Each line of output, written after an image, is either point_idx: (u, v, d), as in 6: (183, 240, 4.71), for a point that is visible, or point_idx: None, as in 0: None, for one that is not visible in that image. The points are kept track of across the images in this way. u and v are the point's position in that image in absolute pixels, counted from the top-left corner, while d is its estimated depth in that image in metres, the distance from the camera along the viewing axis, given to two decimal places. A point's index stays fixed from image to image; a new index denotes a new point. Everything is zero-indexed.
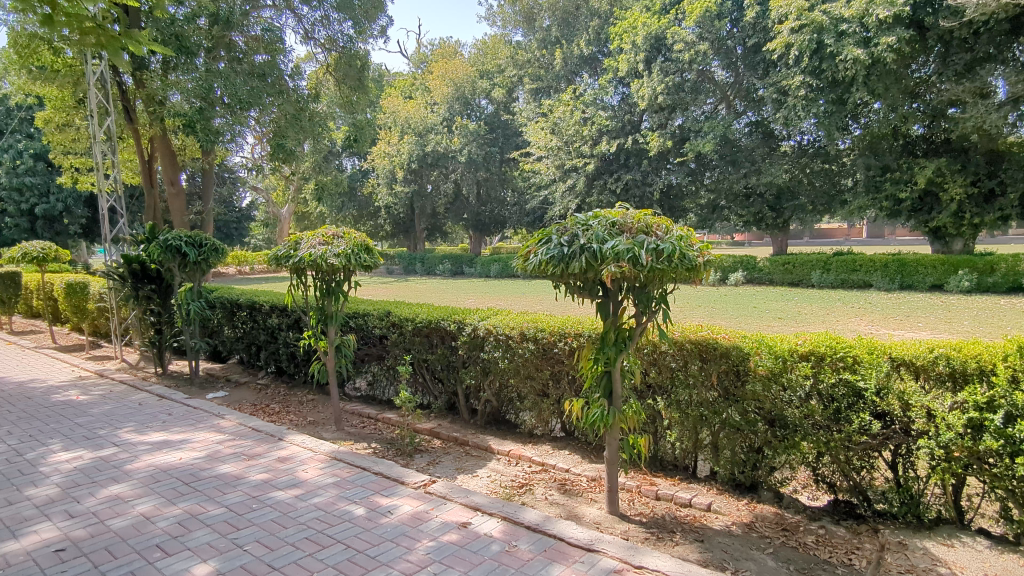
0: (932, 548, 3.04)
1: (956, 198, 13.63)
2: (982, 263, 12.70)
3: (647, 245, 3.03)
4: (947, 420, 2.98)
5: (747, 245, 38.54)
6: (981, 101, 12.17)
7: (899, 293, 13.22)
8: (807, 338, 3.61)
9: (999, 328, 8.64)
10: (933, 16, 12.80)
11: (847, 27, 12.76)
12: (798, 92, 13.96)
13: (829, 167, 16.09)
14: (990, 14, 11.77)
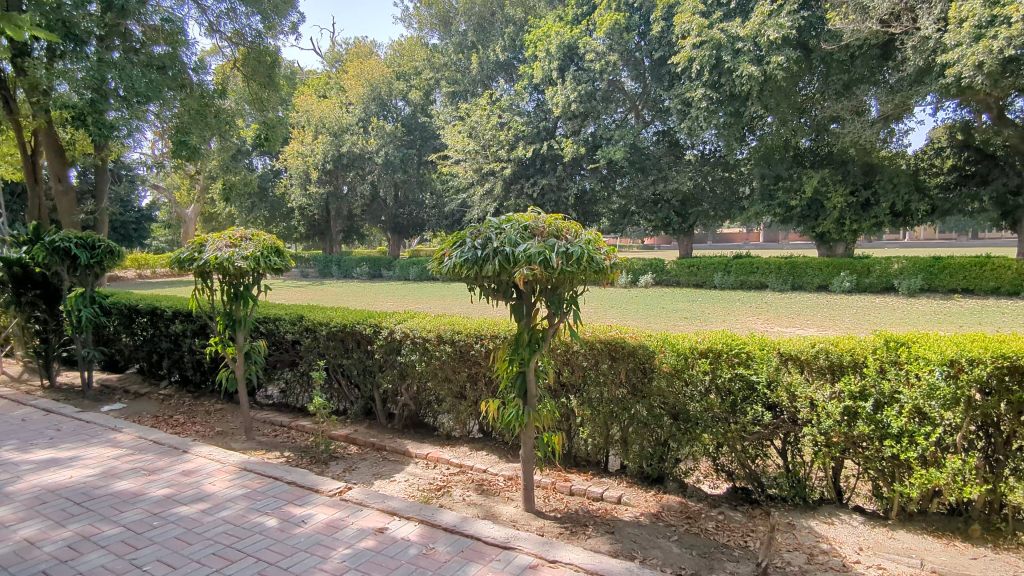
0: (816, 527, 3.32)
1: (838, 207, 14.90)
2: (861, 266, 14.01)
3: (558, 248, 3.13)
4: (827, 409, 3.26)
5: (656, 249, 40.33)
6: (857, 118, 13.31)
7: (791, 293, 14.27)
8: (705, 336, 3.83)
9: (871, 324, 9.57)
10: (816, 39, 13.96)
11: (742, 45, 13.57)
12: (700, 103, 14.73)
13: (728, 176, 17.17)
14: (865, 40, 12.99)
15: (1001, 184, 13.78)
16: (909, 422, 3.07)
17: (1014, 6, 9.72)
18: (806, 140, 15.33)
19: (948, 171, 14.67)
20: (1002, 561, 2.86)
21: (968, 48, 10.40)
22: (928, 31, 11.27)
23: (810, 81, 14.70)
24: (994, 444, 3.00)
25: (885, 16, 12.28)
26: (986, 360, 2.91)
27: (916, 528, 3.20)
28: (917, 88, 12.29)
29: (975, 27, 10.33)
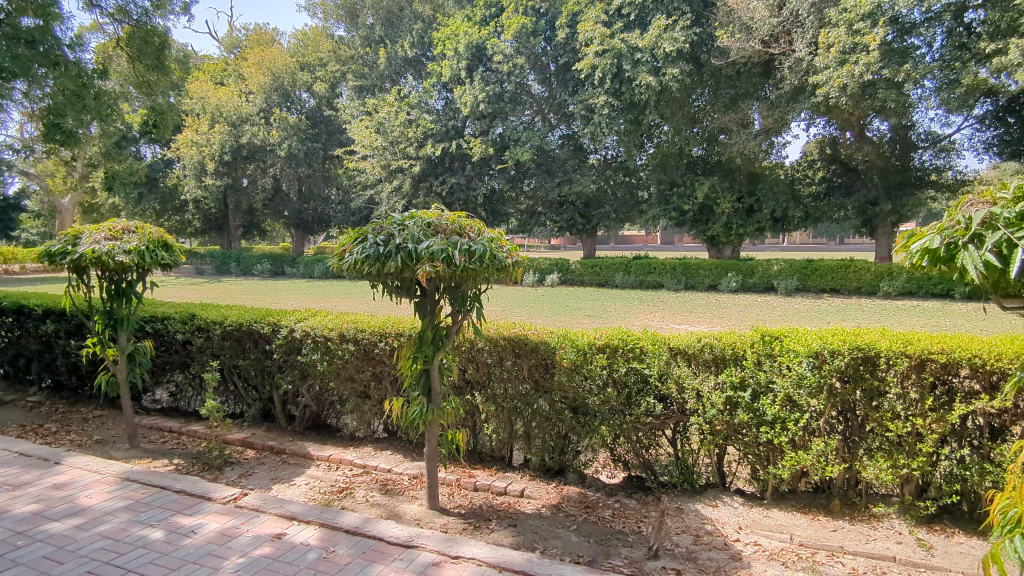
0: (702, 509, 3.56)
1: (726, 212, 15.97)
2: (745, 268, 15.14)
3: (461, 246, 3.15)
4: (710, 399, 3.50)
5: (562, 249, 41.25)
6: (743, 130, 14.28)
7: (685, 292, 15.09)
8: (603, 331, 3.98)
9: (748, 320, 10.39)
10: (707, 54, 14.91)
11: (640, 56, 14.19)
12: (603, 110, 15.17)
13: (629, 180, 17.94)
14: (749, 58, 14.07)
15: (862, 196, 15.18)
16: (782, 409, 3.35)
17: (872, 35, 10.87)
18: (697, 149, 16.43)
19: (818, 181, 16.06)
20: (856, 531, 3.21)
21: (835, 70, 11.48)
22: (802, 53, 12.36)
23: (701, 94, 15.79)
24: (850, 427, 3.32)
25: (766, 37, 13.34)
26: (844, 351, 3.23)
27: (787, 506, 3.51)
28: (793, 105, 13.37)
29: (839, 53, 11.45)
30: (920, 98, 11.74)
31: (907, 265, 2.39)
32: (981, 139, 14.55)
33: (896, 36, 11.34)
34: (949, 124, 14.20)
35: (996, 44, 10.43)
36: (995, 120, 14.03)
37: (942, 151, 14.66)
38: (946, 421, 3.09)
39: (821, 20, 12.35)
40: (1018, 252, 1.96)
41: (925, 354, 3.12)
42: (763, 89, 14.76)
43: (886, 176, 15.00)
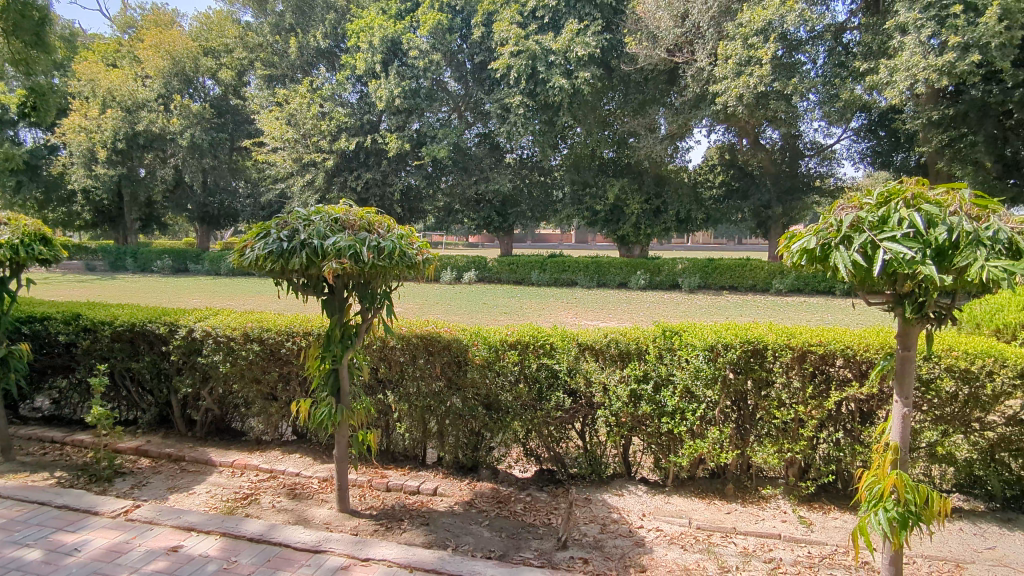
0: (608, 499, 3.69)
1: (635, 212, 16.57)
2: (653, 266, 15.75)
3: (369, 242, 3.09)
4: (616, 392, 3.63)
5: (480, 247, 41.28)
6: (650, 134, 14.89)
7: (597, 290, 15.51)
8: (514, 329, 4.02)
9: (653, 316, 10.85)
10: (617, 60, 15.44)
11: (554, 58, 14.44)
12: (518, 109, 15.20)
13: (544, 180, 18.21)
14: (656, 65, 14.71)
15: (757, 199, 16.31)
16: (681, 400, 3.54)
17: (764, 49, 11.61)
18: (608, 151, 17.03)
19: (717, 185, 17.33)
20: (747, 512, 3.43)
21: (733, 81, 12.15)
22: (704, 63, 13.03)
23: (612, 98, 16.30)
24: (743, 415, 3.54)
25: (671, 46, 13.96)
26: (736, 344, 3.44)
27: (687, 492, 3.70)
28: (695, 112, 14.05)
29: (737, 64, 12.14)
30: (806, 109, 12.64)
31: (788, 264, 2.56)
32: (858, 151, 15.95)
33: (785, 51, 12.36)
34: (830, 135, 15.38)
35: (870, 64, 11.42)
36: (869, 133, 15.37)
37: (825, 159, 16.01)
38: (824, 407, 3.36)
39: (720, 32, 13.06)
40: (880, 252, 2.15)
41: (806, 346, 3.38)
42: (669, 96, 15.51)
43: (777, 180, 16.05)
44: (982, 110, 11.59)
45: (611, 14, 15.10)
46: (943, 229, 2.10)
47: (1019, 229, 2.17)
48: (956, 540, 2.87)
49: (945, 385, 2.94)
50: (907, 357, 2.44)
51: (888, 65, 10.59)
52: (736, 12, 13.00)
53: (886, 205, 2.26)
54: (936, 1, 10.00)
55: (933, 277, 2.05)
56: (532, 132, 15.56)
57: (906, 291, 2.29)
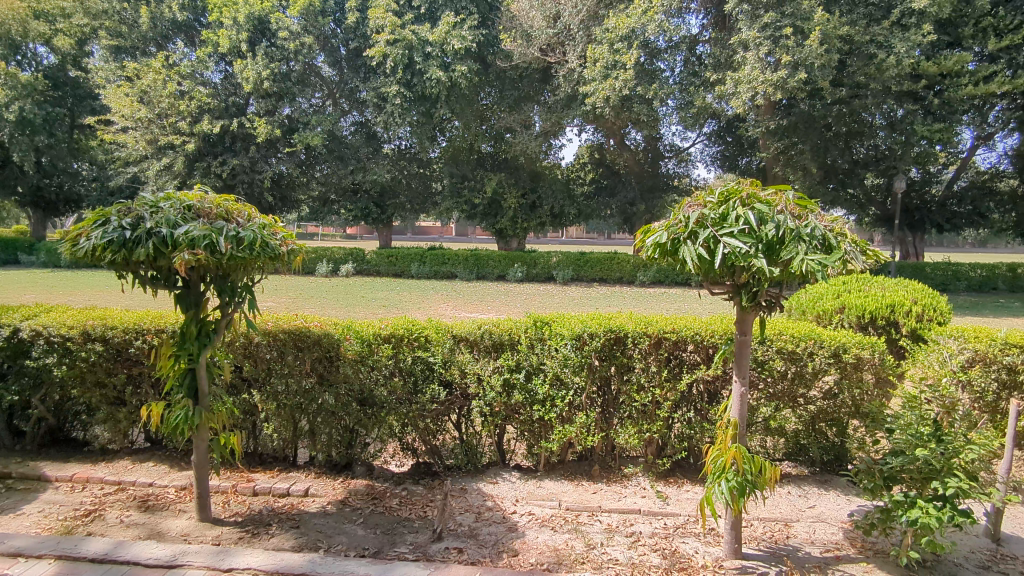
0: (482, 487, 3.75)
1: (513, 207, 16.89)
2: (529, 259, 16.17)
3: (226, 232, 2.88)
4: (490, 382, 3.70)
5: (359, 238, 39.95)
6: (525, 130, 15.21)
7: (476, 282, 15.61)
8: (388, 321, 3.96)
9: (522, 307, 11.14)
10: (492, 56, 15.66)
11: (430, 49, 14.24)
12: (395, 99, 14.63)
13: (423, 172, 18.03)
14: (530, 63, 15.10)
15: (623, 196, 17.66)
16: (551, 388, 3.68)
17: (629, 55, 12.32)
18: (486, 146, 17.26)
19: (588, 182, 18.33)
20: (612, 490, 3.65)
21: (600, 83, 12.73)
22: (574, 64, 13.53)
23: (489, 93, 16.52)
24: (607, 400, 3.75)
25: (544, 45, 14.41)
26: (599, 333, 3.64)
27: (558, 475, 3.86)
28: (567, 110, 14.59)
29: (603, 68, 12.74)
30: (665, 114, 13.61)
31: (642, 257, 2.72)
32: (709, 154, 17.41)
33: (647, 58, 12.97)
34: (685, 139, 16.65)
35: (718, 74, 12.40)
36: (718, 138, 16.83)
37: (682, 160, 17.85)
38: (677, 389, 3.65)
39: (588, 36, 13.68)
40: (719, 247, 2.36)
41: (661, 332, 3.65)
42: (542, 94, 16.06)
43: (641, 180, 17.36)
44: (808, 122, 13.07)
45: (486, 10, 15.69)
46: (771, 226, 2.33)
47: (833, 227, 2.44)
48: (785, 502, 3.24)
49: (776, 365, 3.31)
50: (745, 341, 2.69)
51: (733, 77, 11.58)
52: (602, 17, 13.70)
53: (725, 204, 2.46)
54: (771, 23, 11.14)
55: (763, 269, 2.29)
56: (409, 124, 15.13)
57: (743, 282, 2.52)
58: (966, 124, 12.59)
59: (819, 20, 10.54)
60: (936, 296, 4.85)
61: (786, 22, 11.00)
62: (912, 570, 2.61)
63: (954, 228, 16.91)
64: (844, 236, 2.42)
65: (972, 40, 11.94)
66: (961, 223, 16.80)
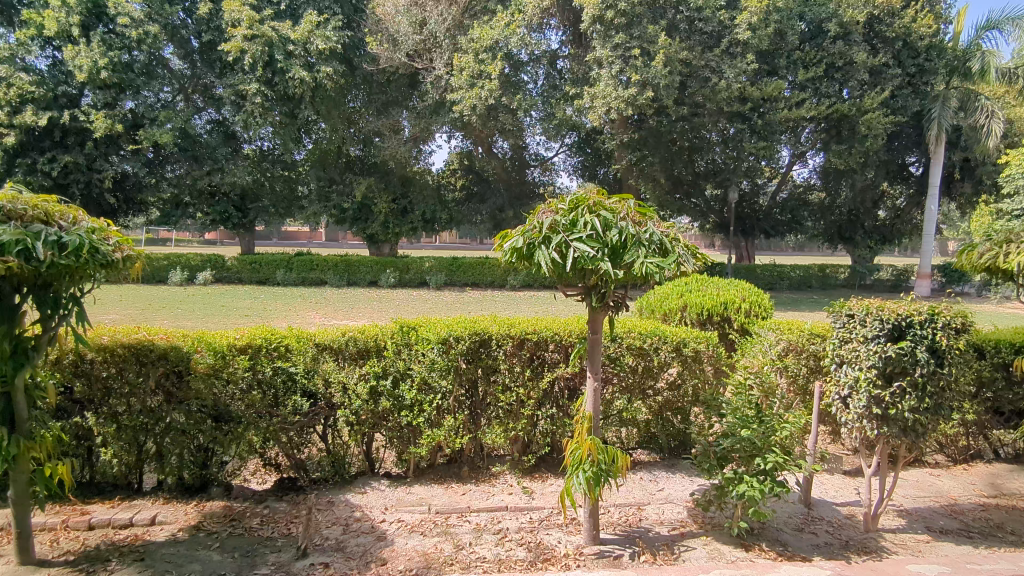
0: (350, 498, 3.65)
1: (384, 212, 16.63)
2: (401, 265, 16.02)
3: (45, 237, 2.59)
4: (356, 391, 3.63)
5: (219, 244, 37.11)
6: (394, 135, 15.08)
7: (347, 289, 15.15)
8: (244, 331, 3.74)
9: (388, 313, 10.97)
10: (359, 59, 15.38)
11: (292, 48, 13.65)
12: (255, 98, 13.63)
13: (288, 174, 17.28)
14: (397, 68, 14.97)
15: (493, 203, 18.35)
16: (419, 393, 3.68)
17: (493, 65, 12.64)
18: (355, 149, 16.84)
19: (459, 189, 18.60)
20: (481, 490, 3.72)
21: (467, 91, 12.87)
22: (441, 71, 13.60)
23: (355, 96, 16.26)
24: (474, 402, 3.83)
25: (411, 51, 14.34)
26: (465, 336, 3.70)
27: (428, 479, 3.86)
28: (435, 117, 14.66)
29: (469, 77, 12.90)
30: (529, 125, 14.06)
31: (501, 261, 2.81)
32: (571, 164, 18.23)
33: (511, 69, 13.41)
34: (549, 149, 17.35)
35: (576, 89, 13.05)
36: (579, 150, 17.75)
37: (546, 169, 18.52)
38: (540, 387, 3.81)
39: (454, 44, 13.92)
40: (569, 252, 2.50)
41: (524, 333, 3.79)
42: (410, 100, 15.99)
43: (508, 187, 18.14)
44: (657, 137, 14.19)
45: (352, 11, 15.36)
46: (615, 232, 2.51)
47: (669, 232, 2.68)
48: (638, 487, 3.49)
49: (627, 360, 3.57)
50: (596, 339, 2.87)
51: (589, 93, 12.29)
52: (467, 28, 14.17)
53: (574, 211, 2.60)
54: (621, 43, 11.90)
55: (609, 271, 2.46)
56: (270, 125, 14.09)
57: (592, 284, 2.68)
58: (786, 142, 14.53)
59: (663, 44, 11.49)
60: (758, 291, 5.36)
61: (635, 44, 11.82)
62: (742, 539, 2.92)
63: (776, 232, 19.34)
64: (678, 241, 2.67)
65: (786, 70, 13.56)
66: (783, 227, 19.22)
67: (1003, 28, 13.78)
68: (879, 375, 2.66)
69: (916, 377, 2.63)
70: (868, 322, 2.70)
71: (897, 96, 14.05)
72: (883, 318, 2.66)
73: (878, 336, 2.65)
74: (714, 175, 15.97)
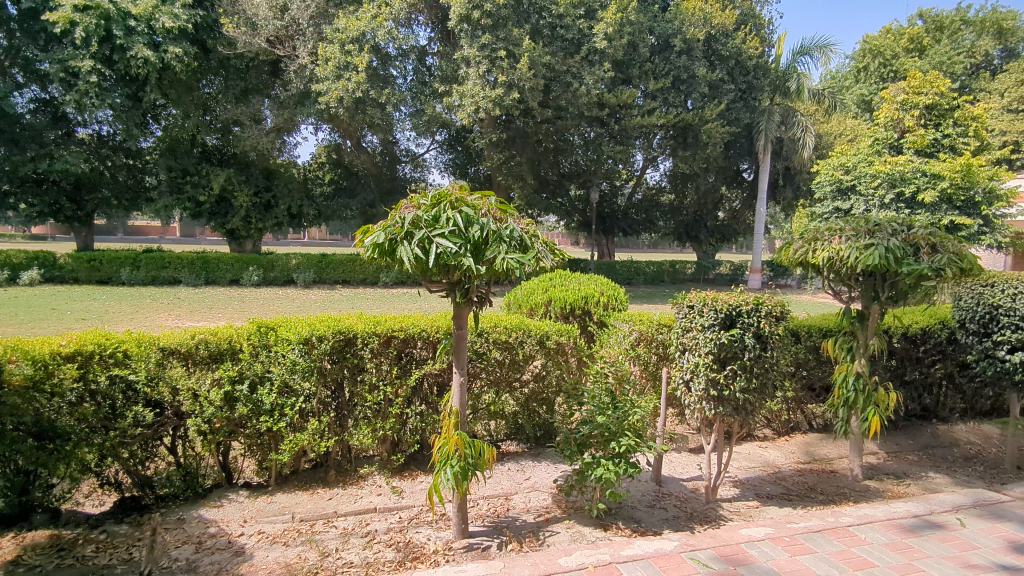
0: (203, 514, 3.37)
1: (244, 206, 15.57)
2: (266, 262, 15.13)
3: None
4: (208, 397, 3.38)
5: (47, 240, 32.61)
6: (255, 125, 14.17)
7: (204, 288, 14.01)
8: (72, 337, 3.31)
9: (245, 313, 10.28)
10: (213, 41, 14.16)
11: (134, 24, 12.36)
12: (90, 77, 12.12)
13: (133, 163, 15.48)
14: (256, 53, 14.12)
15: (363, 198, 17.94)
16: (279, 396, 3.51)
17: (359, 58, 12.28)
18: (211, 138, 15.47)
19: (327, 183, 17.94)
20: (348, 493, 3.62)
21: (332, 83, 12.40)
22: (305, 60, 13.04)
23: (211, 82, 14.94)
24: (339, 403, 3.72)
25: (272, 36, 13.62)
26: (328, 335, 3.58)
27: (290, 487, 3.68)
28: (300, 108, 14.00)
29: (335, 68, 12.46)
30: (399, 120, 13.84)
31: (363, 257, 2.75)
32: (442, 161, 18.22)
33: (379, 63, 13.11)
34: (420, 145, 17.23)
35: (445, 86, 13.07)
36: (449, 147, 17.81)
37: (417, 166, 18.43)
38: (407, 385, 3.79)
39: (318, 33, 13.40)
40: (432, 247, 2.50)
41: (390, 331, 3.74)
42: (271, 88, 15.14)
43: (379, 183, 17.86)
44: (524, 138, 14.63)
45: None
46: (476, 228, 2.55)
47: (529, 229, 2.76)
48: (506, 478, 3.58)
49: (493, 354, 3.64)
50: (462, 334, 2.90)
51: (457, 91, 12.34)
52: (332, 17, 13.63)
53: (436, 206, 2.61)
54: (487, 44, 12.04)
55: (471, 267, 2.49)
56: (109, 107, 12.69)
57: (456, 280, 2.71)
58: (639, 148, 15.36)
59: (527, 47, 11.87)
60: (615, 285, 5.68)
61: (501, 45, 12.03)
62: (601, 519, 3.09)
63: (634, 230, 20.58)
64: (537, 238, 2.76)
65: (638, 79, 14.34)
66: (639, 225, 20.54)
67: (813, 55, 15.69)
68: (714, 360, 2.95)
69: (744, 360, 2.95)
70: (705, 312, 2.97)
71: (731, 109, 15.65)
72: (717, 309, 2.94)
73: (712, 325, 2.94)
74: (577, 176, 16.76)
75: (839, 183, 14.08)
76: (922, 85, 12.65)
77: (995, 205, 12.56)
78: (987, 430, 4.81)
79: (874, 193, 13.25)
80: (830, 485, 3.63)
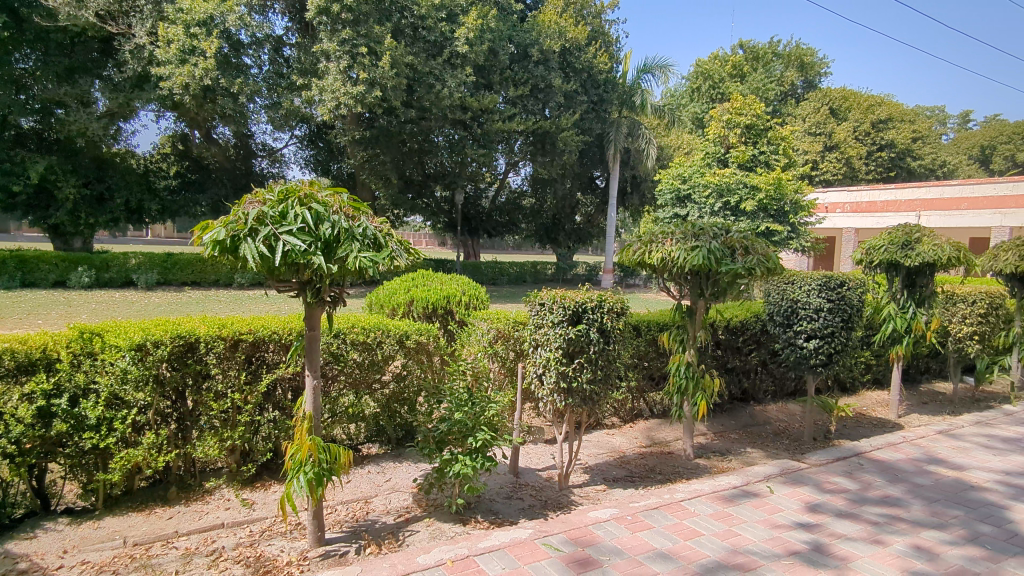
0: (12, 548, 2.91)
1: (71, 198, 13.74)
2: (99, 261, 13.54)
3: None
4: (16, 415, 2.94)
5: None
6: (82, 108, 12.61)
7: (21, 291, 12.12)
8: None
9: (67, 317, 9.11)
10: (28, 10, 12.42)
11: None
12: None
13: None
14: (83, 28, 12.64)
15: (214, 193, 16.68)
16: (106, 409, 3.17)
17: (207, 43, 11.41)
18: (26, 121, 13.27)
19: (173, 176, 16.44)
20: (191, 511, 3.35)
21: (176, 68, 11.46)
22: (142, 40, 11.85)
23: (25, 57, 13.07)
24: (179, 414, 3.44)
25: (101, 11, 12.23)
26: (165, 340, 3.29)
27: (121, 509, 3.32)
28: (139, 93, 12.70)
29: (179, 51, 11.50)
30: (253, 111, 13.02)
31: (202, 254, 2.58)
32: (302, 157, 17.44)
33: (230, 50, 12.26)
34: (278, 139, 16.33)
35: (304, 80, 12.43)
36: (309, 143, 17.04)
37: (275, 161, 17.49)
38: (257, 391, 3.59)
39: (158, 12, 12.19)
40: (279, 244, 2.40)
41: (237, 334, 3.53)
42: (104, 68, 13.67)
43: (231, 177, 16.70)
44: (388, 137, 14.36)
45: None
46: (327, 225, 2.49)
47: (383, 227, 2.74)
48: (364, 481, 3.52)
49: (351, 355, 3.57)
50: (314, 335, 2.81)
51: (317, 85, 11.84)
52: None
53: (283, 202, 2.51)
54: (348, 39, 11.73)
55: (321, 265, 2.43)
56: None
57: (307, 279, 2.63)
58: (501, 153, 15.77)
59: (388, 46, 11.71)
60: (476, 285, 5.79)
61: (361, 41, 11.76)
62: (460, 515, 3.15)
63: (497, 232, 21.17)
64: (391, 237, 2.74)
65: (499, 85, 14.72)
66: (501, 228, 21.37)
67: (654, 73, 17.04)
68: (564, 354, 3.12)
69: (590, 354, 3.16)
70: (554, 308, 3.13)
71: (585, 120, 16.61)
72: (565, 305, 3.11)
73: (562, 321, 3.10)
74: (441, 177, 16.61)
75: (678, 191, 15.22)
76: (742, 106, 14.30)
77: (800, 214, 14.56)
78: (792, 408, 5.55)
79: (706, 202, 14.56)
80: (668, 465, 3.98)
